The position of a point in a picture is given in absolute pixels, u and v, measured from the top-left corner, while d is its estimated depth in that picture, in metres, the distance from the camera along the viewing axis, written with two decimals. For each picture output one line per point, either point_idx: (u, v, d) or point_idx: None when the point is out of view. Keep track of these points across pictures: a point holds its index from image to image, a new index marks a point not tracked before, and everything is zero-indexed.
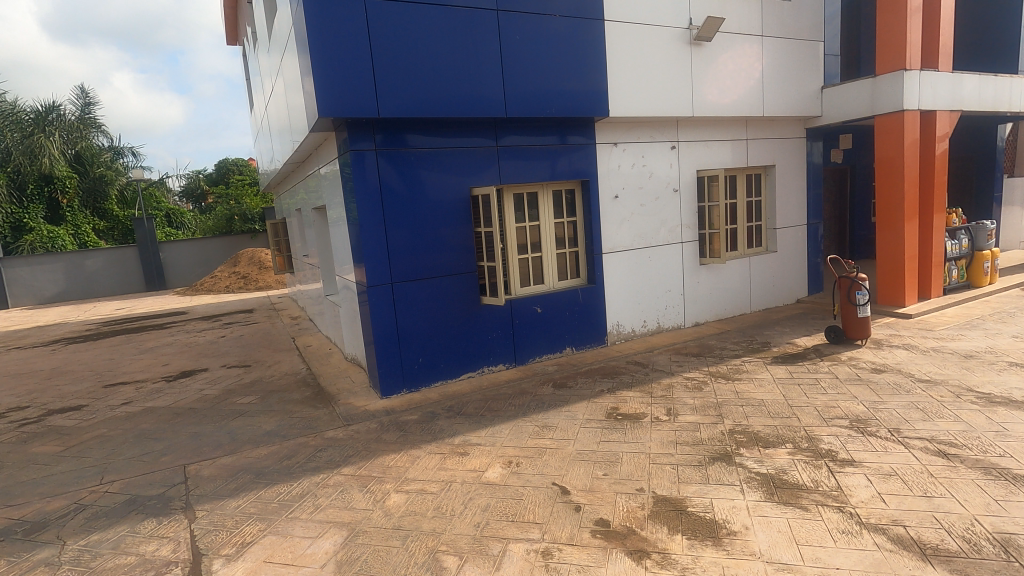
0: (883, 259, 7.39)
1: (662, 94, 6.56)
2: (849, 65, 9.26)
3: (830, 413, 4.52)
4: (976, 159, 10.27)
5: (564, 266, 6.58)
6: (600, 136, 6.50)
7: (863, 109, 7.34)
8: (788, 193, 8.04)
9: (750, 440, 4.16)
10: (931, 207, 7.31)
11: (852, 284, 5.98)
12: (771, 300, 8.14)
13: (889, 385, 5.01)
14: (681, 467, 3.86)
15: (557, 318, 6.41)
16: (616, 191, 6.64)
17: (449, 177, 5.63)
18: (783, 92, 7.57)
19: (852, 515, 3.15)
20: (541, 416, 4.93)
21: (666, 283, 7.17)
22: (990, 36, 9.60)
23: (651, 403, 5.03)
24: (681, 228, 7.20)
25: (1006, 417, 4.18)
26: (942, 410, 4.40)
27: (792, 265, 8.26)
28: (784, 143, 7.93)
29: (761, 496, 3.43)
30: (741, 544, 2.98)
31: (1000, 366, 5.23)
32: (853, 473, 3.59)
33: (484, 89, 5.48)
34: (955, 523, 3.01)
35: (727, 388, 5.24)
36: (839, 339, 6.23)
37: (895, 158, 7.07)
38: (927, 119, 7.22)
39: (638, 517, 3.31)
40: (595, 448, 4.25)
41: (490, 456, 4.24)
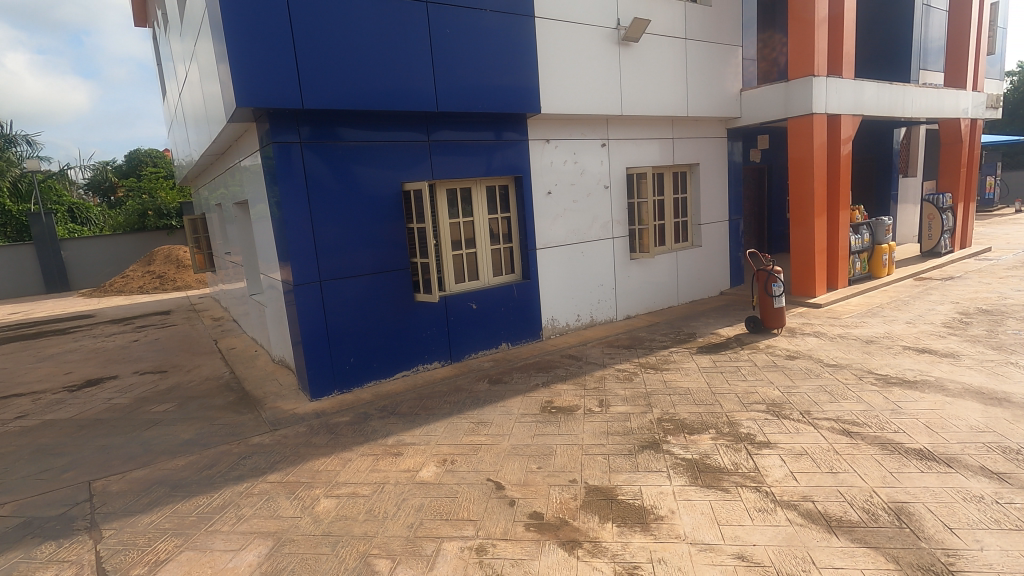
0: (797, 253, 7.90)
1: (591, 93, 6.69)
2: (765, 69, 9.80)
3: (749, 398, 4.79)
4: (876, 160, 11.17)
5: (499, 261, 6.58)
6: (532, 133, 6.55)
7: (777, 112, 7.80)
8: (711, 190, 8.43)
9: (677, 428, 4.34)
10: (838, 204, 7.88)
11: (768, 277, 6.35)
12: (697, 293, 8.52)
13: (801, 369, 5.38)
14: (613, 457, 3.96)
15: (492, 313, 6.42)
16: (549, 186, 6.72)
17: (381, 172, 5.49)
18: (706, 93, 7.90)
19: (768, 494, 3.35)
20: (476, 413, 4.93)
21: (599, 277, 7.33)
22: (887, 46, 10.43)
23: (584, 395, 5.14)
24: (612, 224, 7.38)
25: (900, 396, 4.58)
26: (847, 392, 4.77)
27: (716, 259, 8.68)
28: (707, 142, 8.31)
29: (686, 480, 3.58)
30: (667, 528, 3.10)
31: (896, 350, 5.73)
32: (768, 454, 3.82)
33: (415, 82, 5.38)
34: (856, 495, 3.27)
35: (655, 378, 5.44)
36: (758, 328, 6.61)
37: (806, 158, 7.55)
38: (833, 123, 7.78)
39: (571, 508, 3.37)
40: (530, 442, 4.29)
41: (424, 455, 4.19)
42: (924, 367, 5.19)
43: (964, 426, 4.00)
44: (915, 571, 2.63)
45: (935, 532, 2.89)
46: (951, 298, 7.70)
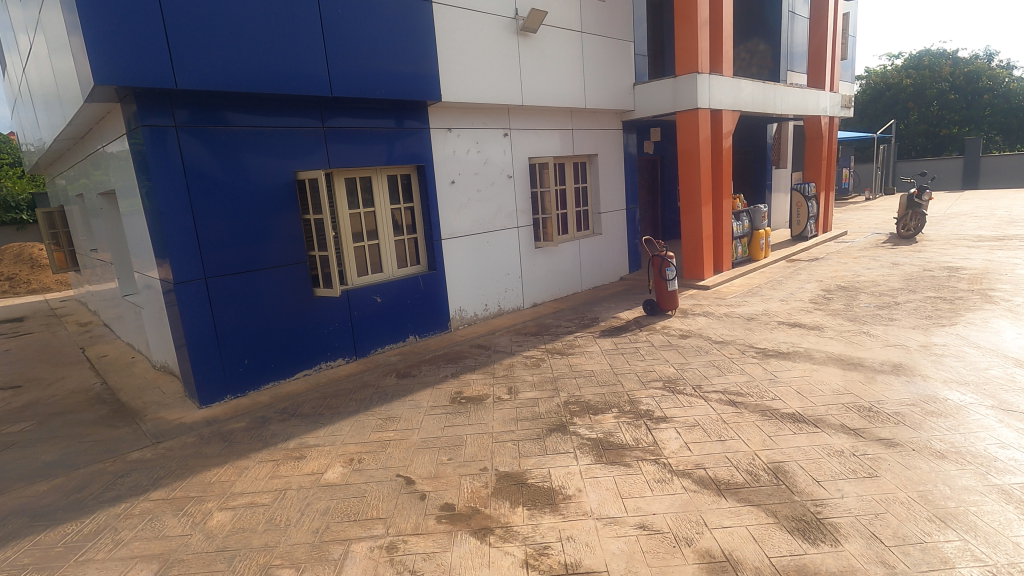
0: (687, 239, 8.45)
1: (492, 82, 6.69)
2: (656, 65, 10.33)
3: (648, 377, 5.08)
4: (753, 152, 12.21)
5: (403, 253, 6.43)
6: (434, 121, 6.44)
7: (667, 106, 8.26)
8: (609, 179, 8.78)
9: (582, 409, 4.50)
10: (722, 193, 8.52)
11: (662, 262, 6.75)
12: (598, 279, 8.87)
13: (693, 347, 5.79)
14: (522, 442, 4.04)
15: (398, 306, 6.28)
16: (452, 175, 6.65)
17: (272, 160, 5.14)
18: (602, 86, 8.18)
19: (665, 465, 3.57)
20: (383, 409, 4.80)
21: (505, 266, 7.40)
22: (760, 48, 11.39)
23: (493, 384, 5.19)
24: (517, 213, 7.46)
25: (776, 367, 5.07)
26: (732, 365, 5.20)
27: (615, 246, 9.07)
28: (604, 134, 8.63)
29: (592, 459, 3.73)
30: (575, 506, 3.21)
31: (772, 325, 6.32)
32: (665, 428, 4.07)
33: (306, 65, 5.06)
34: (741, 459, 3.58)
35: (561, 363, 5.61)
36: (654, 310, 7.01)
37: (693, 150, 8.07)
38: (716, 118, 8.38)
39: (483, 496, 3.40)
40: (440, 434, 4.26)
41: (329, 456, 4.02)
42: (795, 339, 5.78)
43: (827, 390, 4.51)
44: (790, 522, 2.93)
45: (806, 486, 3.24)
46: (816, 277, 8.63)
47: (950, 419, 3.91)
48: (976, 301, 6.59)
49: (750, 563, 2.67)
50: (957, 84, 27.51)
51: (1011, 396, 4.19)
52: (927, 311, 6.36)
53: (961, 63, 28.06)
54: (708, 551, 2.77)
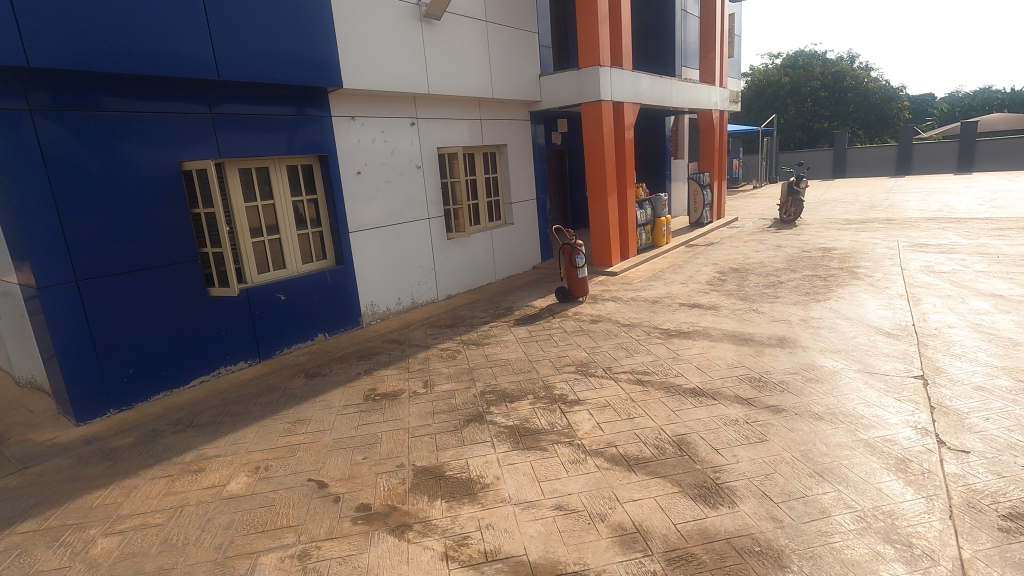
0: (595, 227, 8.73)
1: (397, 69, 6.50)
2: (560, 57, 10.52)
3: (561, 362, 5.22)
4: (653, 144, 12.83)
5: (308, 247, 6.13)
6: (335, 109, 6.16)
7: (571, 98, 8.45)
8: (518, 170, 8.86)
9: (498, 398, 4.54)
10: (626, 183, 8.88)
11: (572, 250, 6.93)
12: (512, 268, 8.96)
13: (603, 331, 6.01)
14: (439, 435, 4.00)
15: (305, 304, 5.98)
16: (358, 166, 6.41)
17: (153, 149, 4.68)
18: (508, 76, 8.22)
19: (579, 446, 3.69)
20: (291, 412, 4.57)
21: (417, 258, 7.27)
22: (657, 43, 11.94)
23: (408, 378, 5.10)
24: (427, 204, 7.34)
25: (678, 346, 5.39)
26: (639, 347, 5.47)
27: (527, 235, 9.20)
28: (512, 125, 8.69)
29: (509, 446, 3.77)
30: (493, 494, 3.24)
31: (674, 307, 6.71)
32: (578, 410, 4.21)
33: (187, 44, 4.63)
34: (648, 434, 3.78)
35: (477, 353, 5.61)
36: (566, 298, 7.20)
37: (598, 141, 8.32)
38: (618, 110, 8.70)
39: (400, 493, 3.33)
40: (353, 433, 4.12)
41: (232, 466, 3.76)
42: (695, 319, 6.18)
43: (723, 364, 4.87)
44: (693, 490, 3.14)
45: (706, 455, 3.48)
46: (712, 260, 9.27)
47: (826, 384, 4.36)
48: (845, 277, 7.38)
49: (659, 531, 2.83)
50: (827, 83, 30.50)
51: (874, 360, 4.75)
52: (806, 288, 7.04)
53: (829, 64, 31.08)
54: (620, 524, 2.91)
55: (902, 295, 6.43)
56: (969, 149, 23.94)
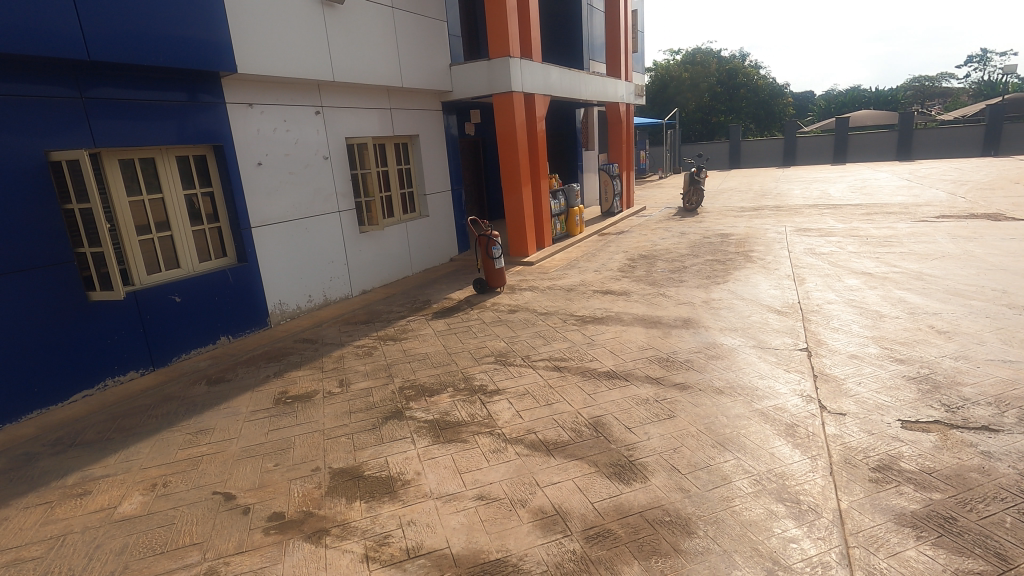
0: (511, 218, 8.80)
1: (298, 54, 6.16)
2: (471, 47, 10.45)
3: (480, 353, 5.23)
4: (565, 135, 13.12)
5: (204, 244, 5.70)
6: (231, 96, 5.75)
7: (482, 89, 8.42)
8: (432, 161, 8.73)
9: (417, 393, 4.48)
10: (539, 174, 9.01)
11: (488, 241, 6.95)
12: (428, 261, 8.85)
13: (521, 321, 6.10)
14: (356, 434, 3.89)
15: (204, 305, 5.56)
16: (258, 157, 6.03)
17: (12, 138, 4.12)
18: (418, 65, 8.05)
19: (499, 436, 3.73)
20: (192, 422, 4.24)
21: (328, 253, 6.97)
22: (566, 37, 12.19)
23: (322, 378, 4.90)
24: (337, 197, 7.05)
25: (593, 332, 5.58)
26: (556, 334, 5.60)
27: (443, 227, 9.11)
28: (424, 115, 8.53)
29: (429, 440, 3.74)
30: (414, 490, 3.20)
31: (589, 294, 6.93)
32: (498, 400, 4.25)
33: (51, 19, 4.09)
34: (566, 419, 3.89)
35: (394, 349, 5.50)
36: (484, 289, 7.22)
37: (511, 132, 8.37)
38: (529, 101, 8.79)
39: (316, 497, 3.21)
40: (263, 439, 3.90)
41: (124, 486, 3.44)
42: (608, 305, 6.42)
43: (634, 347, 5.10)
44: (608, 468, 3.27)
45: (620, 434, 3.64)
46: (623, 248, 9.66)
47: (725, 360, 4.70)
48: (740, 261, 7.97)
49: (577, 512, 2.92)
50: (722, 79, 32.59)
51: (766, 336, 5.17)
52: (707, 272, 7.52)
53: (724, 62, 33.24)
54: (541, 508, 2.98)
55: (790, 275, 7.04)
56: (843, 142, 26.60)
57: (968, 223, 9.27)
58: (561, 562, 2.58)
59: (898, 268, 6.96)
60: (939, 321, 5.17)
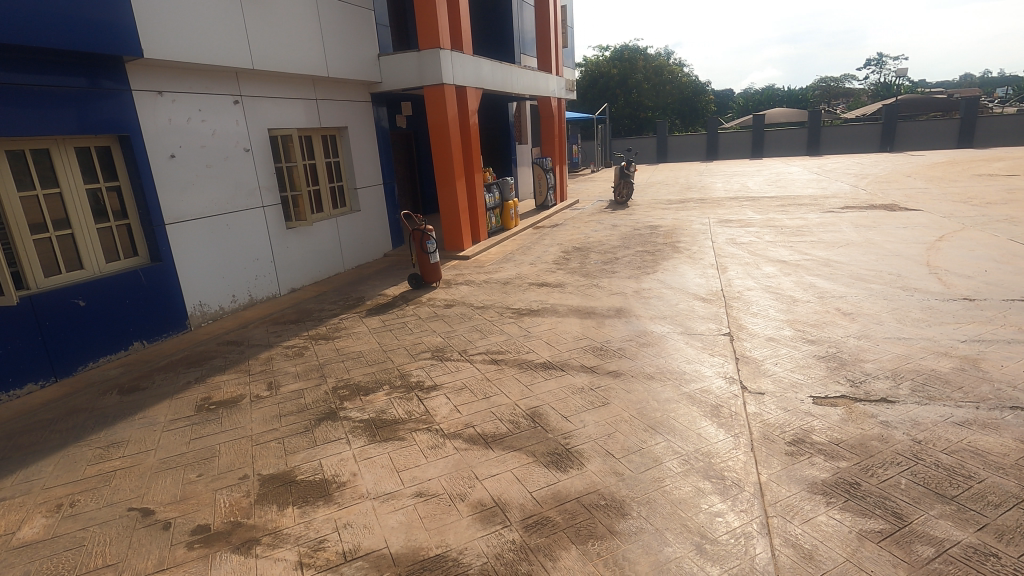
0: (445, 212, 8.72)
1: (213, 40, 5.79)
2: (400, 37, 10.22)
3: (417, 349, 5.16)
4: (498, 129, 13.13)
5: (112, 243, 5.28)
6: (138, 83, 5.33)
7: (412, 80, 8.26)
8: (362, 153, 8.48)
9: (352, 392, 4.36)
10: (473, 168, 8.96)
11: (422, 235, 6.85)
12: (361, 257, 8.62)
13: (458, 315, 6.07)
14: (287, 438, 3.74)
15: (113, 309, 5.15)
16: (171, 149, 5.64)
17: None
18: (345, 54, 7.78)
19: (437, 431, 3.70)
20: (103, 435, 3.93)
21: (253, 251, 6.64)
22: (496, 30, 12.16)
23: (249, 382, 4.67)
24: (260, 191, 6.71)
25: (529, 324, 5.64)
26: (492, 327, 5.62)
27: (375, 222, 8.89)
28: (352, 106, 8.27)
29: (365, 440, 3.65)
30: (350, 492, 3.12)
31: (524, 287, 6.99)
32: (436, 395, 4.21)
33: None
34: (504, 411, 3.92)
35: (327, 348, 5.33)
36: (420, 284, 7.12)
37: (443, 125, 8.26)
38: (461, 94, 8.72)
39: (244, 506, 3.06)
40: (185, 449, 3.68)
41: (24, 509, 3.14)
42: (543, 297, 6.50)
43: (570, 337, 5.20)
44: (545, 458, 3.33)
45: (556, 423, 3.71)
46: (557, 240, 9.81)
47: (655, 347, 4.89)
48: (668, 251, 8.30)
49: (516, 502, 2.95)
50: (648, 75, 33.65)
51: (693, 322, 5.42)
52: (638, 263, 7.78)
53: (651, 59, 34.35)
54: (480, 501, 2.99)
55: (713, 264, 7.41)
56: (760, 138, 28.22)
57: (869, 214, 10.09)
58: (501, 553, 2.61)
59: (809, 256, 7.48)
60: (845, 304, 5.61)
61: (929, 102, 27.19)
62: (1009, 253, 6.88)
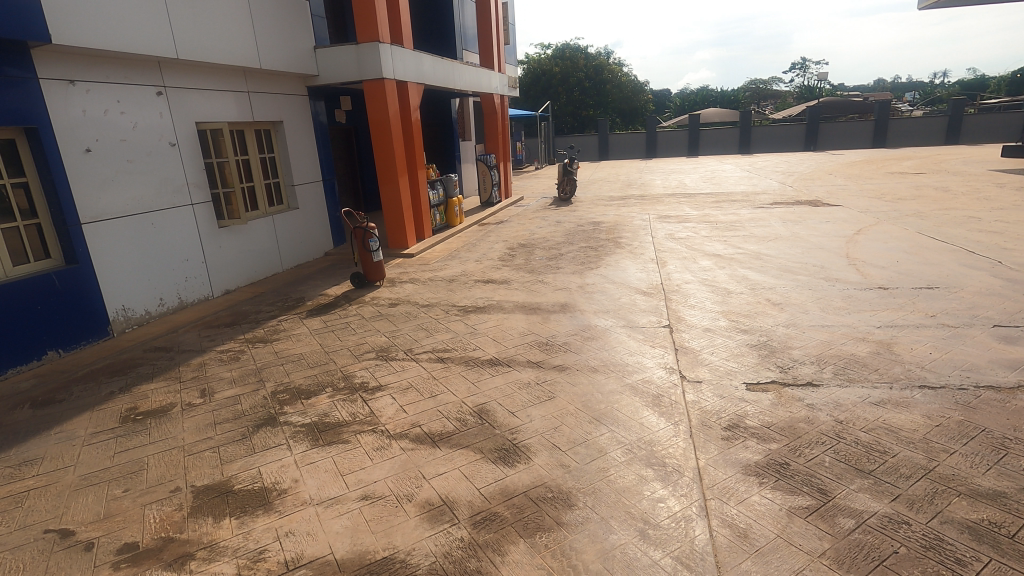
0: (388, 209, 8.56)
1: (133, 26, 5.43)
2: (337, 30, 9.92)
3: (360, 349, 5.05)
4: (441, 125, 13.01)
5: (19, 244, 4.87)
6: (47, 71, 4.93)
7: (351, 74, 8.04)
8: (298, 149, 8.19)
9: (292, 396, 4.22)
10: (415, 164, 8.84)
11: (364, 233, 6.70)
12: (300, 256, 8.33)
13: (403, 314, 5.98)
14: (223, 447, 3.57)
15: (22, 316, 4.74)
16: (87, 142, 5.25)
17: None
18: (278, 46, 7.48)
19: (383, 432, 3.64)
20: (13, 453, 3.62)
21: (182, 251, 6.29)
22: (438, 25, 12.03)
23: (180, 390, 4.43)
24: (189, 188, 6.35)
25: (474, 321, 5.63)
26: (438, 325, 5.57)
27: (314, 220, 8.62)
28: (287, 100, 7.97)
29: (307, 445, 3.54)
30: (292, 499, 3.02)
31: (470, 284, 6.97)
32: (380, 396, 4.14)
33: None
34: (451, 409, 3.90)
35: (265, 351, 5.12)
36: (362, 283, 6.97)
37: (384, 120, 8.09)
38: (402, 89, 8.57)
39: (176, 521, 2.90)
40: (108, 464, 3.44)
41: None
42: (489, 294, 6.51)
43: (516, 334, 5.24)
44: (493, 454, 3.34)
45: (503, 419, 3.72)
46: (502, 237, 9.84)
47: (599, 340, 5.00)
48: (611, 247, 8.49)
49: (464, 499, 2.95)
50: (589, 74, 34.25)
51: (634, 315, 5.58)
52: (581, 258, 7.91)
53: (591, 58, 34.97)
54: (427, 500, 2.96)
55: (653, 259, 7.64)
56: (695, 136, 29.28)
57: (795, 209, 10.69)
58: (449, 551, 2.60)
59: (742, 250, 7.85)
60: (775, 295, 5.93)
61: (847, 104, 29.06)
62: (917, 245, 7.47)
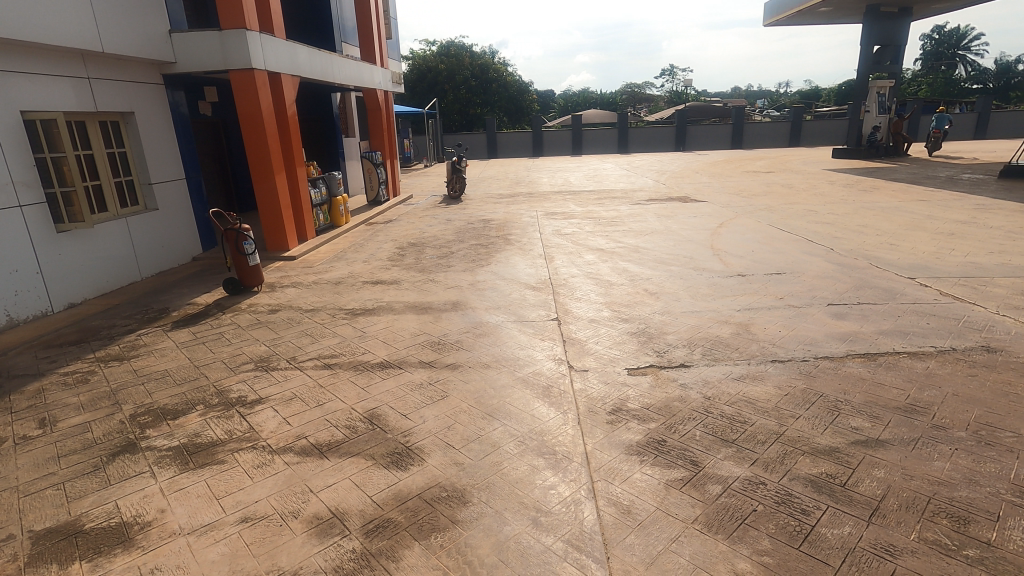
0: (265, 209, 8.00)
1: None
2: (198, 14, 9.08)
3: (237, 361, 4.68)
4: (322, 121, 12.40)
5: None
6: None
7: (214, 63, 7.38)
8: (155, 143, 7.38)
9: (156, 418, 3.80)
10: (293, 161, 8.34)
11: (237, 235, 6.21)
12: (162, 262, 7.52)
13: (284, 320, 5.63)
14: (70, 482, 3.13)
15: None
16: None
17: None
18: (125, 27, 6.67)
19: (264, 448, 3.40)
20: None
21: (10, 260, 5.41)
22: (314, 16, 11.43)
23: (12, 422, 3.81)
24: (15, 187, 5.46)
25: (363, 324, 5.45)
26: (324, 330, 5.32)
27: (178, 221, 7.82)
28: (138, 88, 7.14)
29: (175, 470, 3.22)
30: (158, 532, 2.72)
31: (358, 286, 6.72)
32: (261, 410, 3.86)
33: None
34: (339, 417, 3.74)
35: (121, 370, 4.56)
36: (238, 289, 6.46)
37: (255, 113, 7.54)
38: (275, 81, 8.03)
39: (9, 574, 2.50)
40: None
41: None
42: (378, 295, 6.32)
43: (407, 334, 5.14)
44: (385, 459, 3.26)
45: (395, 422, 3.65)
46: (391, 236, 9.61)
47: (491, 336, 5.05)
48: (501, 244, 8.61)
49: (355, 509, 2.85)
50: (475, 73, 34.41)
51: (525, 310, 5.71)
52: (472, 256, 7.95)
53: (476, 57, 35.18)
54: (315, 515, 2.82)
55: (541, 254, 7.86)
56: (578, 136, 30.53)
57: (668, 205, 11.56)
58: (340, 565, 2.49)
59: (622, 244, 8.34)
60: (651, 285, 6.37)
61: (710, 109, 31.94)
62: (769, 235, 8.39)
